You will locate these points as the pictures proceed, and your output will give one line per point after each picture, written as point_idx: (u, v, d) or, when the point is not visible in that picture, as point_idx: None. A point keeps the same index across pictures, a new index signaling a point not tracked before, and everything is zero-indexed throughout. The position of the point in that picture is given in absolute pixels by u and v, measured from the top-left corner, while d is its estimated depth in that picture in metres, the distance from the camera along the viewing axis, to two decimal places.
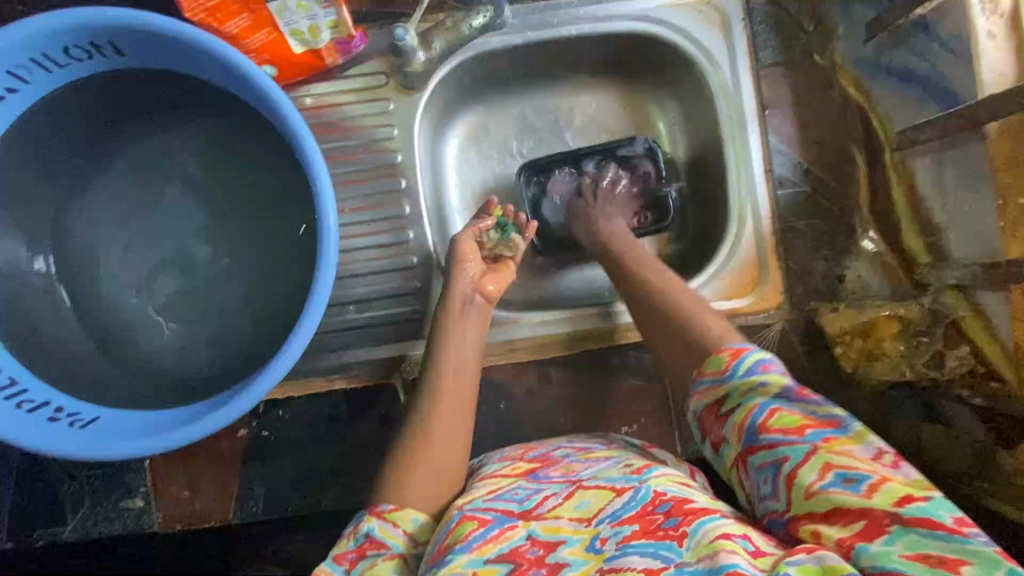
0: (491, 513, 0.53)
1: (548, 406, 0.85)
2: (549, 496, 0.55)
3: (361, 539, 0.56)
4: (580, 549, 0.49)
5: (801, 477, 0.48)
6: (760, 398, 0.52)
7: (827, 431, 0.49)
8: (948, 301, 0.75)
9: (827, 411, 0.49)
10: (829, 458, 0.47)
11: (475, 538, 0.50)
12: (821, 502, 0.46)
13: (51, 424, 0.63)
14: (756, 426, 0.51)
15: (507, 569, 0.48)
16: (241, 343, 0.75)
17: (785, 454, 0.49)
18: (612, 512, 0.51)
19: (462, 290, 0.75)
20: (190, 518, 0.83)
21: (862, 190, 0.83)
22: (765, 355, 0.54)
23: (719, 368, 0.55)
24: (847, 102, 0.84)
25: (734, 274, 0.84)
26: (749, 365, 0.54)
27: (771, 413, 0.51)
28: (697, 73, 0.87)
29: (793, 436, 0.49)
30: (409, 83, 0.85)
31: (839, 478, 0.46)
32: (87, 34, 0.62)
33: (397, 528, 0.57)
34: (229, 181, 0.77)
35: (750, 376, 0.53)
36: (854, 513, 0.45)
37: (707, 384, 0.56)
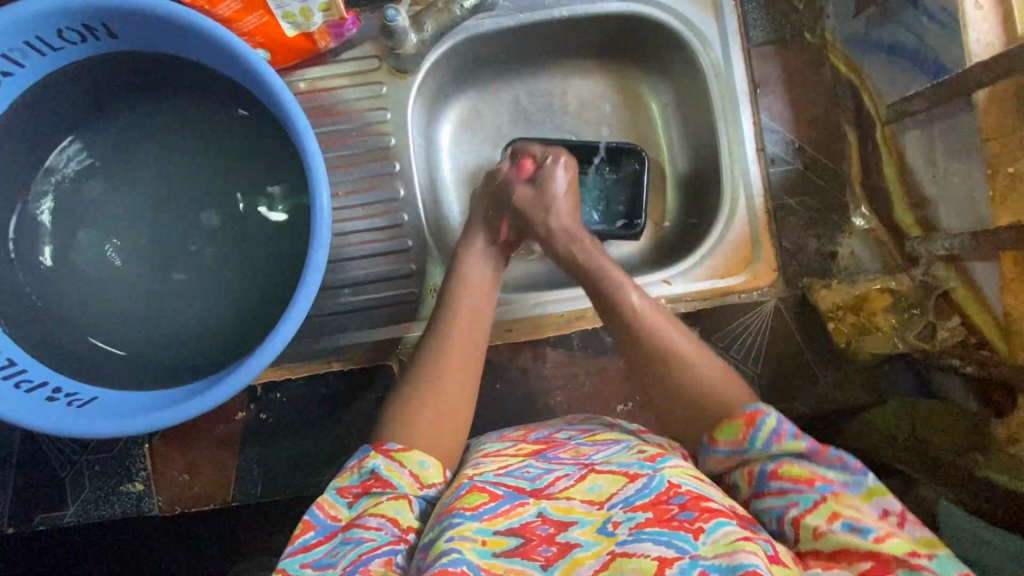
0: (502, 488, 0.54)
1: (543, 385, 0.86)
2: (561, 476, 0.55)
3: (366, 475, 0.57)
4: (592, 531, 0.49)
5: (808, 521, 0.48)
6: (772, 454, 0.54)
7: (836, 486, 0.50)
8: (939, 275, 0.74)
9: (840, 471, 0.51)
10: (837, 508, 0.48)
11: (485, 510, 0.51)
12: (826, 543, 0.46)
13: (50, 403, 0.64)
14: (766, 473, 0.53)
15: (517, 543, 0.49)
16: (236, 325, 0.75)
17: (794, 501, 0.50)
18: (625, 498, 0.50)
19: (466, 273, 0.75)
20: (189, 501, 0.83)
21: (853, 167, 0.85)
22: (779, 418, 0.55)
23: (736, 439, 0.55)
24: (838, 81, 0.86)
25: (727, 253, 0.85)
26: (766, 435, 0.54)
27: (782, 463, 0.53)
28: (688, 54, 0.88)
29: (802, 484, 0.50)
30: (401, 66, 0.86)
31: (847, 526, 0.47)
32: (81, 17, 0.62)
33: (403, 469, 0.57)
34: (224, 164, 0.77)
35: (765, 445, 0.54)
36: (861, 556, 0.45)
37: (723, 453, 0.56)
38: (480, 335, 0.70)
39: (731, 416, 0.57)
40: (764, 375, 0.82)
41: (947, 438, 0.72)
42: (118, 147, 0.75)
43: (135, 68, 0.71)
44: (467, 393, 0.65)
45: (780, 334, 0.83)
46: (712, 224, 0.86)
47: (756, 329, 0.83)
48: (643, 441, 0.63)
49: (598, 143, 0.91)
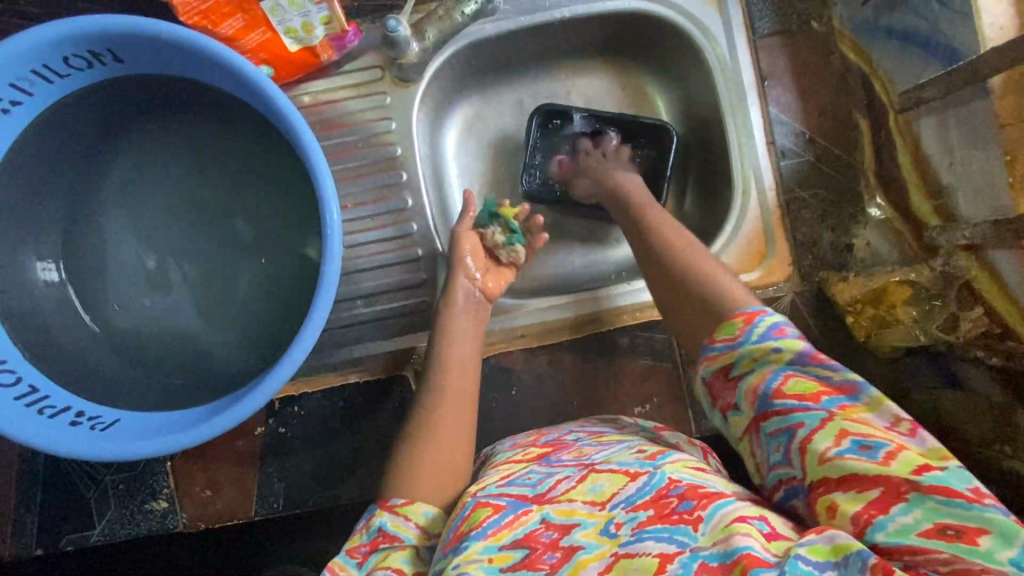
0: (505, 498, 0.54)
1: (558, 389, 0.85)
2: (561, 479, 0.55)
3: (374, 534, 0.59)
4: (594, 533, 0.49)
5: (815, 443, 0.47)
6: (773, 363, 0.50)
7: (843, 397, 0.47)
8: (959, 264, 0.72)
9: (843, 376, 0.48)
10: (845, 425, 0.46)
11: (490, 525, 0.51)
12: (837, 467, 0.45)
13: (74, 427, 0.64)
14: (769, 391, 0.50)
15: (522, 555, 0.49)
16: (253, 344, 0.75)
17: (800, 420, 0.48)
18: (626, 497, 0.51)
19: (462, 285, 0.79)
20: (213, 517, 0.84)
21: (866, 156, 0.83)
22: (779, 318, 0.52)
23: (732, 335, 0.53)
24: (847, 67, 0.84)
25: (742, 246, 0.84)
26: (766, 331, 0.51)
27: (787, 377, 0.49)
28: (693, 49, 0.87)
29: (808, 402, 0.48)
30: (404, 75, 0.85)
31: (855, 445, 0.45)
32: (87, 43, 0.63)
33: (408, 522, 0.59)
34: (234, 180, 0.77)
35: (765, 346, 0.51)
36: (871, 480, 0.44)
37: (718, 350, 0.53)
38: (471, 365, 0.75)
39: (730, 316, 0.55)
40: None
41: (974, 426, 0.73)
42: (133, 170, 0.76)
43: (143, 91, 0.71)
44: (460, 426, 0.69)
45: (796, 329, 0.81)
46: (724, 220, 0.85)
47: None
48: (648, 439, 0.63)
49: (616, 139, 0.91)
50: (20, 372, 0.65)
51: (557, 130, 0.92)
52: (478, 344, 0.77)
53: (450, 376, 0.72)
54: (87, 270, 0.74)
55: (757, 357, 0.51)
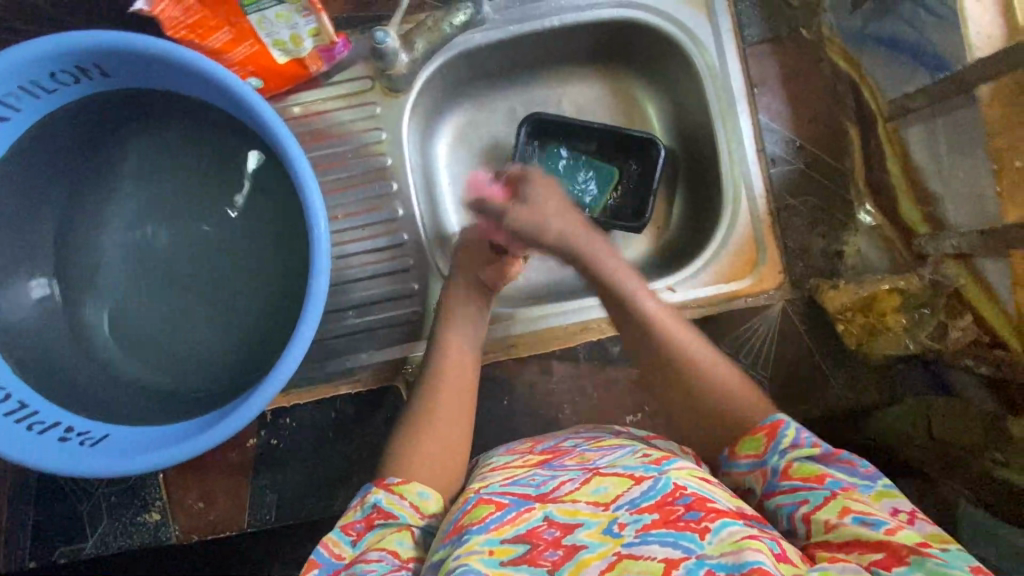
0: (508, 497, 0.55)
1: (550, 399, 0.85)
2: (565, 481, 0.56)
3: (369, 509, 0.58)
4: (597, 532, 0.49)
5: (818, 516, 0.48)
6: (784, 455, 0.53)
7: (847, 482, 0.49)
8: (948, 273, 0.73)
9: (851, 470, 0.50)
10: (848, 502, 0.47)
11: (492, 520, 0.52)
12: (839, 534, 0.46)
13: (63, 444, 0.64)
14: (777, 472, 0.52)
15: (523, 549, 0.49)
16: (243, 357, 0.75)
17: (804, 498, 0.49)
18: (631, 499, 0.51)
19: (458, 299, 0.80)
20: (206, 529, 0.84)
21: (857, 163, 0.83)
22: (797, 429, 0.54)
23: (757, 450, 0.54)
24: (837, 76, 0.84)
25: (731, 256, 0.84)
26: (786, 445, 0.53)
27: (793, 462, 0.52)
28: (683, 58, 0.87)
29: (813, 482, 0.50)
30: (394, 85, 0.85)
31: (857, 520, 0.46)
32: (73, 59, 0.63)
33: (403, 501, 0.59)
34: (222, 192, 0.77)
35: (780, 450, 0.53)
36: (872, 545, 0.44)
37: (743, 464, 0.55)
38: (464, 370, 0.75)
39: (753, 429, 0.56)
40: (775, 383, 0.81)
41: (962, 434, 0.71)
42: (120, 184, 0.75)
43: (132, 104, 0.71)
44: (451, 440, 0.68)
45: (788, 335, 0.82)
46: (715, 228, 0.86)
47: (763, 335, 0.82)
48: (649, 445, 0.63)
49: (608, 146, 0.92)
50: (10, 389, 0.65)
51: (546, 138, 0.93)
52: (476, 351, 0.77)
53: (444, 381, 0.73)
54: (76, 285, 0.74)
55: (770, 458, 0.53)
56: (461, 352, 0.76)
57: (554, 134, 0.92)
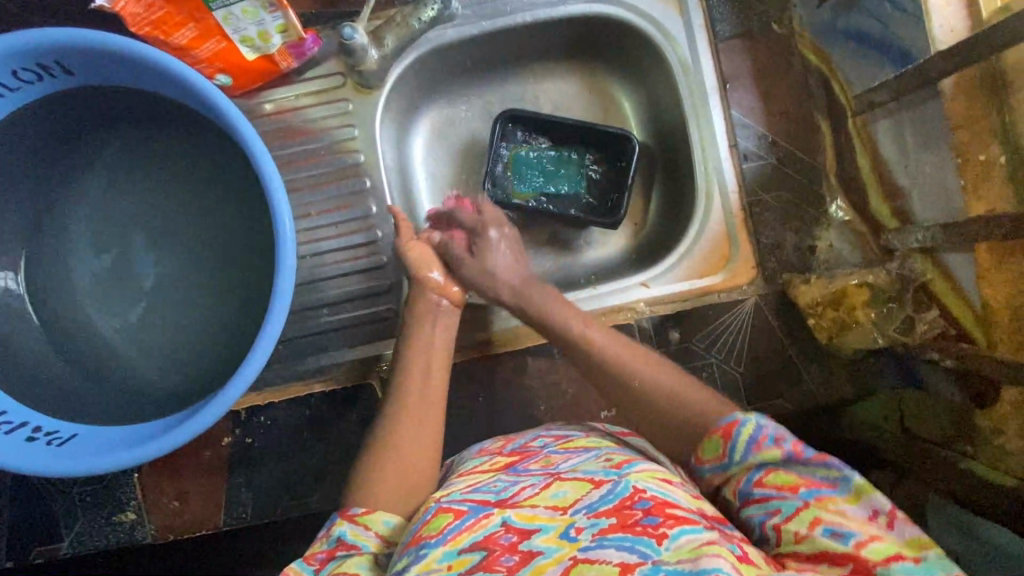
0: (467, 504, 0.54)
1: (526, 395, 0.85)
2: (526, 486, 0.56)
3: (332, 543, 0.57)
4: (554, 537, 0.49)
5: (789, 528, 0.49)
6: (755, 465, 0.52)
7: (821, 490, 0.49)
8: (915, 267, 0.75)
9: (826, 472, 0.49)
10: (819, 513, 0.48)
11: (450, 530, 0.51)
12: (808, 547, 0.47)
13: (29, 443, 0.64)
14: (750, 483, 0.52)
15: (480, 557, 0.48)
16: (214, 355, 0.75)
17: (776, 508, 0.50)
18: (589, 503, 0.51)
19: (428, 297, 0.79)
20: (182, 527, 0.84)
21: (828, 156, 0.82)
22: (756, 424, 0.54)
23: (717, 455, 0.55)
24: (808, 70, 0.83)
25: (705, 253, 0.84)
26: (745, 446, 0.53)
27: (766, 471, 0.52)
28: (656, 53, 0.87)
29: (786, 491, 0.50)
30: (366, 82, 0.85)
31: (828, 532, 0.47)
32: (35, 56, 0.62)
33: (369, 531, 0.58)
34: (197, 191, 0.77)
35: (744, 455, 0.53)
36: (841, 559, 0.46)
37: (710, 471, 0.56)
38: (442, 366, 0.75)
39: (709, 431, 0.57)
40: (747, 376, 0.81)
41: (933, 425, 0.74)
42: (95, 183, 0.76)
43: (99, 101, 0.71)
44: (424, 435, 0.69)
45: (761, 331, 0.81)
46: (689, 223, 0.86)
47: (735, 330, 0.81)
48: (615, 444, 0.63)
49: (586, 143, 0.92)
50: None
51: (518, 133, 0.93)
52: (445, 352, 0.76)
53: (413, 370, 0.74)
54: (47, 283, 0.74)
55: (743, 468, 0.53)
56: (433, 349, 0.76)
57: (527, 132, 0.93)
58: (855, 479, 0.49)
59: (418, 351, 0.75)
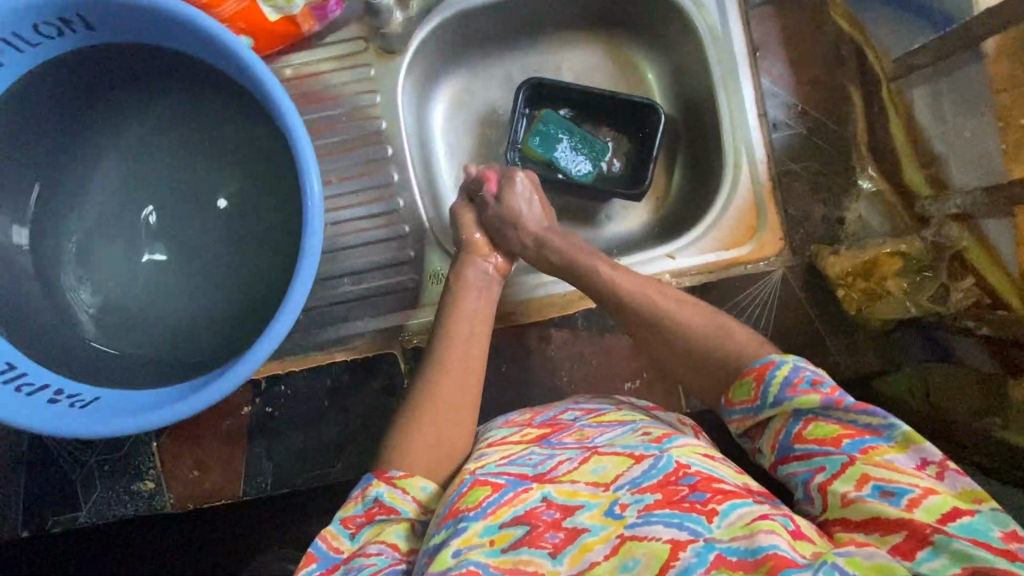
0: (504, 477, 0.53)
1: (548, 366, 0.85)
2: (564, 460, 0.55)
3: (369, 504, 0.57)
4: (599, 514, 0.49)
5: (835, 486, 0.48)
6: (792, 410, 0.52)
7: (866, 441, 0.48)
8: (950, 235, 0.73)
9: (868, 420, 0.48)
10: (867, 470, 0.47)
11: (489, 504, 0.50)
12: (856, 511, 0.46)
13: (51, 405, 0.63)
14: (790, 436, 0.51)
15: (522, 532, 0.49)
16: (236, 320, 0.74)
17: (820, 465, 0.49)
18: (632, 479, 0.51)
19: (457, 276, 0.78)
20: (201, 497, 0.83)
21: (859, 126, 0.81)
22: (793, 366, 0.53)
23: (749, 398, 0.55)
24: (841, 38, 0.82)
25: (732, 224, 0.83)
26: (779, 388, 0.53)
27: (806, 422, 0.51)
28: (684, 20, 0.85)
29: (828, 445, 0.49)
30: (389, 46, 0.84)
31: (877, 491, 0.46)
32: (58, 10, 0.61)
33: (406, 496, 0.58)
34: (217, 157, 0.76)
35: (780, 398, 0.52)
36: (894, 526, 0.44)
37: (740, 414, 0.56)
38: (481, 334, 0.73)
39: (742, 374, 0.57)
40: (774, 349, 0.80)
41: (963, 399, 0.73)
42: (116, 145, 0.75)
43: (121, 60, 0.69)
44: (451, 401, 0.66)
45: (788, 305, 0.80)
46: (715, 195, 0.85)
47: (762, 302, 0.80)
48: (648, 419, 0.62)
49: (612, 112, 0.91)
50: None
51: (543, 103, 0.91)
52: (486, 322, 0.74)
53: (449, 331, 0.72)
54: (67, 247, 0.73)
55: (777, 412, 0.53)
56: (466, 316, 0.74)
57: (553, 101, 0.91)
58: (902, 427, 0.48)
59: (470, 317, 0.74)
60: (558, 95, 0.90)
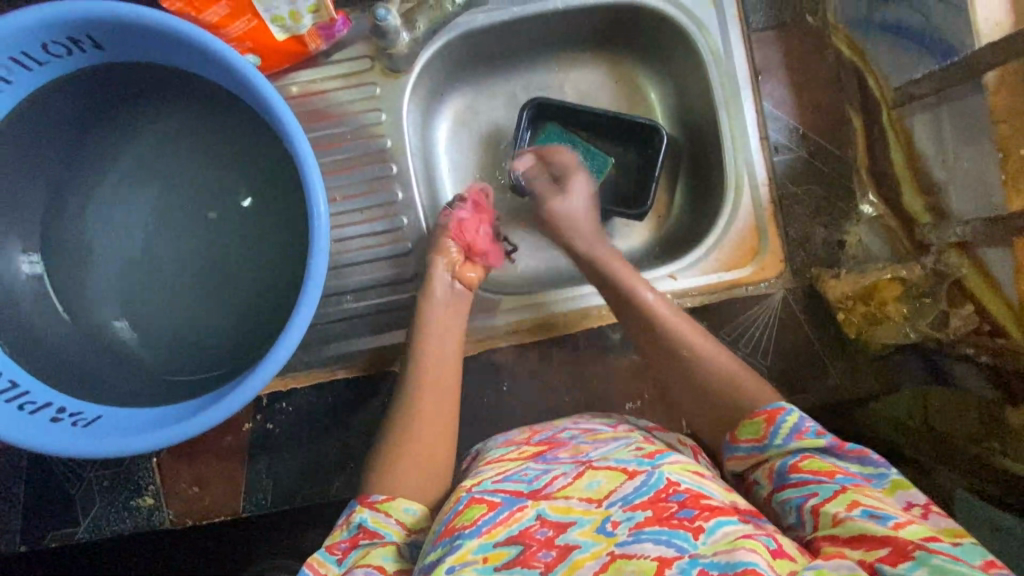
0: (500, 495, 0.54)
1: (549, 385, 0.85)
2: (558, 476, 0.56)
3: (354, 530, 0.58)
4: (591, 531, 0.49)
5: (827, 508, 0.48)
6: (791, 447, 0.53)
7: (858, 478, 0.49)
8: (951, 262, 0.74)
9: (862, 466, 0.51)
10: (857, 496, 0.47)
11: (484, 522, 0.51)
12: (844, 528, 0.45)
13: (53, 424, 0.63)
14: (787, 467, 0.52)
15: (516, 551, 0.48)
16: (240, 339, 0.75)
17: (814, 491, 0.49)
18: (624, 496, 0.51)
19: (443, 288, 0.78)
20: (200, 513, 0.83)
21: (859, 152, 0.82)
22: (801, 414, 0.55)
23: (756, 436, 0.56)
24: (841, 63, 0.83)
25: (733, 245, 0.84)
26: (786, 431, 0.54)
27: (803, 456, 0.52)
28: (687, 43, 0.86)
29: (822, 476, 0.50)
30: (395, 66, 0.84)
31: (866, 511, 0.45)
32: (66, 29, 0.61)
33: (389, 518, 0.59)
34: (222, 174, 0.77)
35: (784, 440, 0.54)
36: (879, 539, 0.43)
37: (744, 451, 0.56)
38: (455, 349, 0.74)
39: (751, 414, 0.58)
40: (773, 371, 0.80)
41: (961, 424, 0.74)
42: (117, 161, 0.74)
43: (127, 78, 0.70)
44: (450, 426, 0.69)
45: (788, 326, 0.81)
46: (716, 217, 0.85)
47: (763, 324, 0.81)
48: (645, 437, 0.63)
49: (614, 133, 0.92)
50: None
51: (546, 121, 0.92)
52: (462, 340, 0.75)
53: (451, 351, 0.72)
54: (68, 262, 0.72)
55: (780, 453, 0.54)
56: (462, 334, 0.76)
57: (555, 118, 0.92)
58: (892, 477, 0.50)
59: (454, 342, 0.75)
60: (560, 112, 0.91)
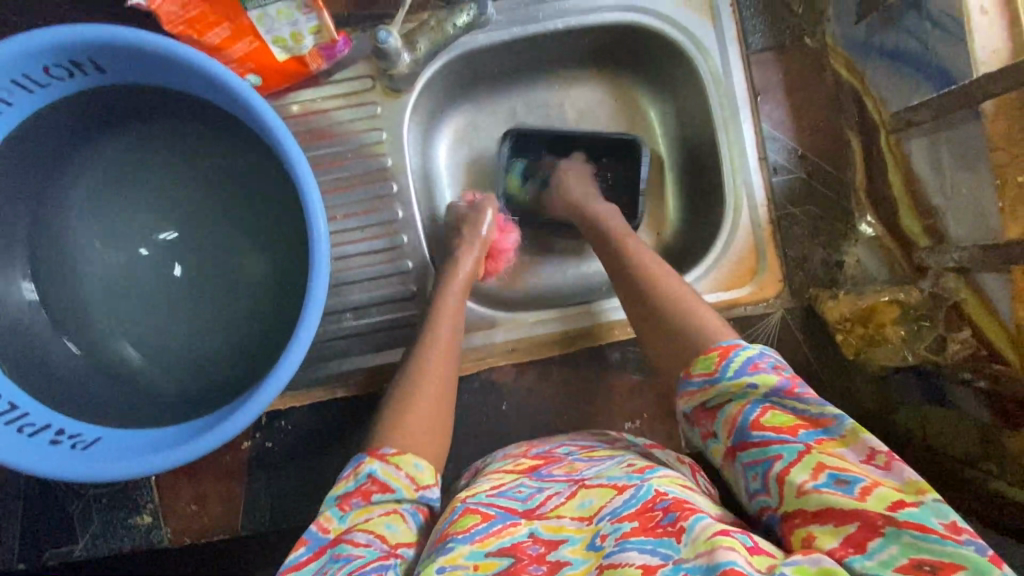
0: (494, 509, 0.54)
1: (547, 404, 0.85)
2: (552, 495, 0.55)
3: (362, 480, 0.58)
4: (581, 548, 0.49)
5: (793, 476, 0.48)
6: (750, 398, 0.52)
7: (819, 432, 0.49)
8: (948, 285, 0.74)
9: (818, 408, 0.50)
10: (821, 459, 0.48)
11: (477, 531, 0.51)
12: (812, 502, 0.46)
13: (54, 447, 0.63)
14: (747, 423, 0.52)
15: (507, 562, 0.48)
16: (239, 359, 0.75)
17: (777, 454, 0.49)
18: (613, 509, 0.50)
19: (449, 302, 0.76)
20: (199, 532, 0.82)
21: (858, 173, 0.84)
22: (758, 350, 0.55)
23: (709, 370, 0.55)
24: (841, 86, 0.85)
25: (733, 264, 0.84)
26: (741, 365, 0.54)
27: (764, 409, 0.51)
28: (686, 63, 0.86)
29: (786, 434, 0.50)
30: (395, 86, 0.84)
31: (831, 479, 0.46)
32: (67, 53, 0.61)
33: (399, 471, 0.59)
34: (223, 193, 0.77)
35: (740, 372, 0.53)
36: (848, 516, 0.45)
37: (696, 385, 0.56)
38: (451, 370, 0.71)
39: (706, 350, 0.57)
40: None
41: (958, 442, 0.74)
42: (117, 181, 0.74)
43: (128, 101, 0.70)
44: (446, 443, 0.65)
45: (787, 345, 0.81)
46: (715, 236, 0.85)
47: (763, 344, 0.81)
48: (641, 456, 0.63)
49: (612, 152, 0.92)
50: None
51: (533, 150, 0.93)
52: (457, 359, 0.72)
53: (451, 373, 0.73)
54: (68, 281, 0.73)
55: (734, 389, 0.53)
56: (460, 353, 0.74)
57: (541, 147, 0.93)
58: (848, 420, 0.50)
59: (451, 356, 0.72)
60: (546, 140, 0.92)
